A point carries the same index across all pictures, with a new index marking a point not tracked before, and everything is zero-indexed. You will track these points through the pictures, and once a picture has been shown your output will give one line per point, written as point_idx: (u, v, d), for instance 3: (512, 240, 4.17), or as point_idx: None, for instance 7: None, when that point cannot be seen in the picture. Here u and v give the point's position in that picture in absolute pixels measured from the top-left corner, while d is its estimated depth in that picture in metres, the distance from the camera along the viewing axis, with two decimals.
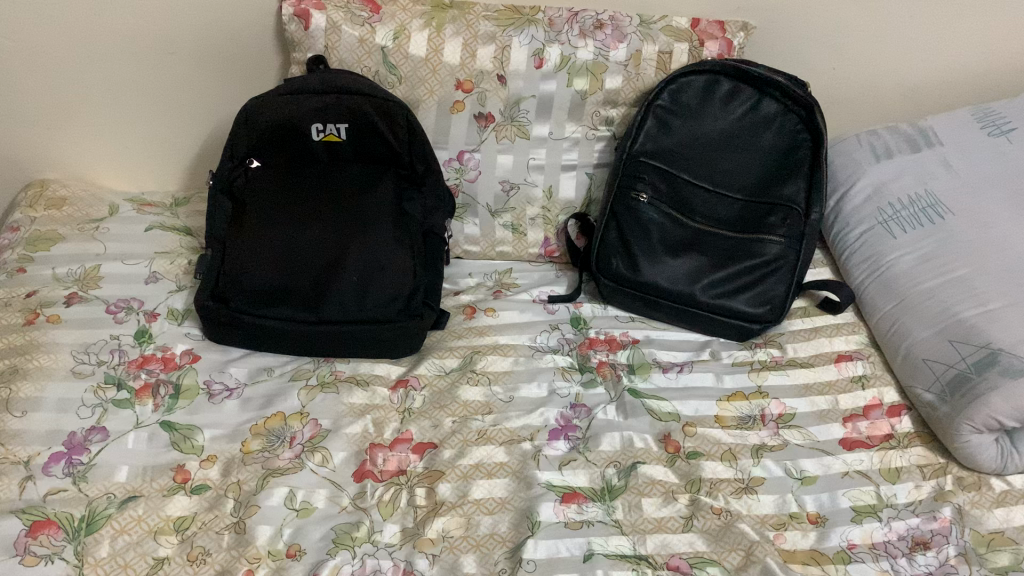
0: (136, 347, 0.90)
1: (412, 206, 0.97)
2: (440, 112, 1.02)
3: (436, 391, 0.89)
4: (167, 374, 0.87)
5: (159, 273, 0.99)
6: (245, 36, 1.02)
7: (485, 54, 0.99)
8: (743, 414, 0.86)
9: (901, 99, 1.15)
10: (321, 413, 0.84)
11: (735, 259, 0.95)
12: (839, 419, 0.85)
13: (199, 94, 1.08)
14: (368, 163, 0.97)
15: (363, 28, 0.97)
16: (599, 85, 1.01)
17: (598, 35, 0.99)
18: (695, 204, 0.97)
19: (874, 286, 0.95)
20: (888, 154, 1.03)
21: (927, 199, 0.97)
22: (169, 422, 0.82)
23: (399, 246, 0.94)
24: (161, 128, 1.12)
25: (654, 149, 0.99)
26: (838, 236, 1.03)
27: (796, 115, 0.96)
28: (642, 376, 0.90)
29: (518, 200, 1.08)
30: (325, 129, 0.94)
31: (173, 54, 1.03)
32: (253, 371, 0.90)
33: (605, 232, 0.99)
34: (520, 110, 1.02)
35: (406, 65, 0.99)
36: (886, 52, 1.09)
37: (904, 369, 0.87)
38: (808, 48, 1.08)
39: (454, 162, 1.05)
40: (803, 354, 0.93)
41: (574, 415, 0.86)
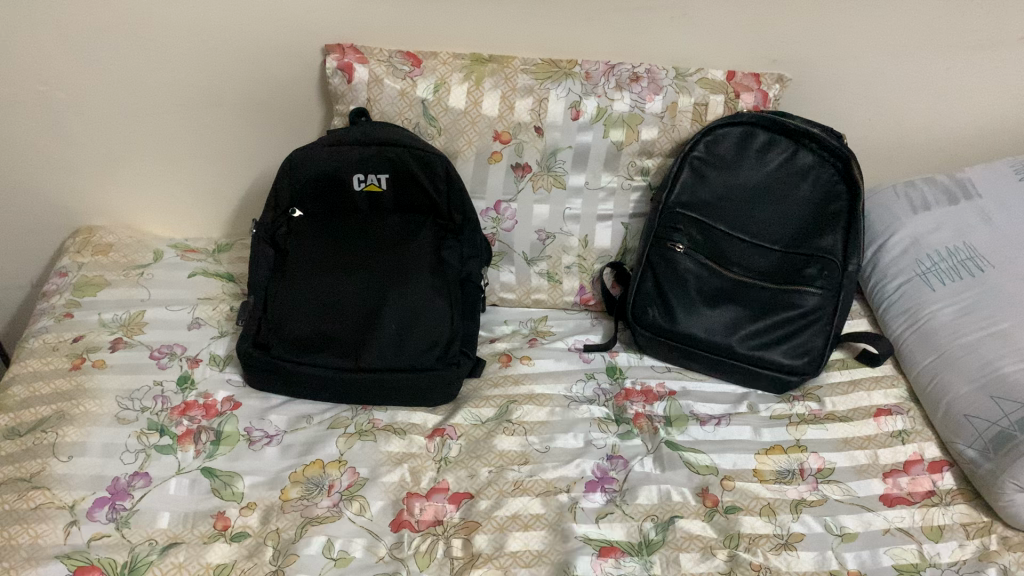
0: (178, 394, 0.91)
1: (450, 255, 0.99)
2: (479, 162, 1.04)
3: (472, 440, 0.89)
4: (209, 421, 0.88)
5: (201, 319, 1.00)
6: (290, 89, 1.05)
7: (523, 107, 1.01)
8: (782, 468, 0.85)
9: (942, 151, 1.14)
10: (359, 461, 0.85)
11: (773, 310, 0.95)
12: (879, 474, 0.83)
13: (242, 142, 1.11)
14: (409, 212, 1.01)
15: (404, 81, 1.00)
16: (635, 136, 1.02)
17: (635, 87, 1.01)
18: (732, 255, 0.97)
19: (912, 338, 0.94)
20: (925, 206, 1.04)
21: (966, 251, 0.97)
22: (210, 468, 0.83)
23: (439, 296, 0.95)
24: (207, 177, 1.15)
25: (691, 201, 1.00)
26: (875, 289, 1.03)
27: (833, 166, 0.97)
28: (679, 429, 0.89)
29: (554, 248, 1.08)
30: (366, 179, 0.98)
31: (220, 106, 1.07)
32: (293, 419, 0.90)
33: (641, 283, 0.99)
34: (556, 160, 1.04)
35: (446, 116, 1.01)
36: (922, 103, 1.09)
37: (945, 426, 0.85)
38: (844, 100, 1.08)
39: (491, 212, 1.06)
40: (842, 408, 0.91)
41: (611, 467, 0.86)
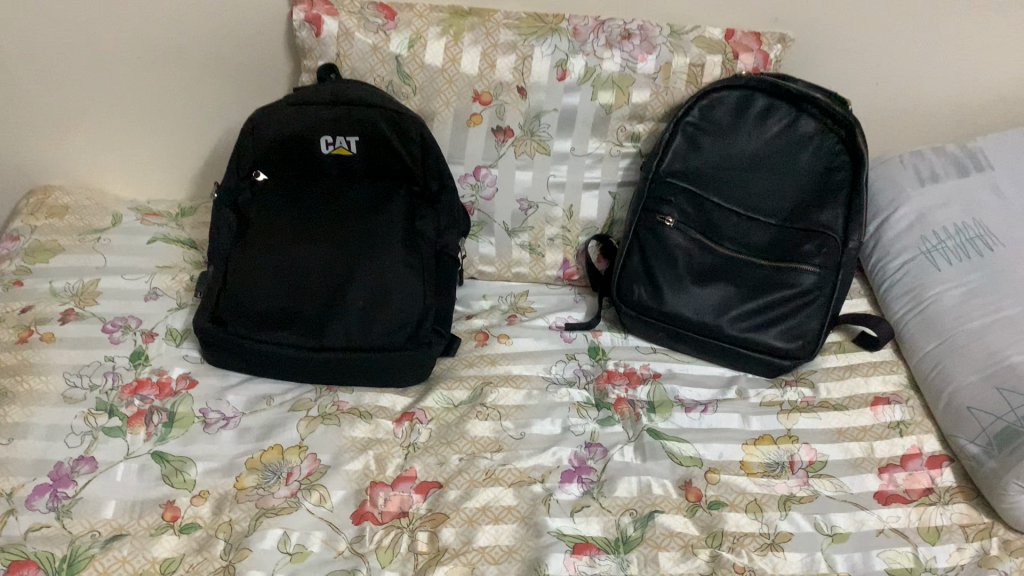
0: (131, 370, 0.85)
1: (424, 225, 0.93)
2: (457, 125, 0.97)
3: (443, 425, 0.83)
4: (162, 401, 0.83)
5: (159, 290, 0.94)
6: (255, 43, 0.98)
7: (505, 65, 0.94)
8: (771, 460, 0.80)
9: (953, 120, 1.07)
10: (320, 446, 0.79)
11: (767, 290, 0.89)
12: (874, 469, 0.78)
13: (206, 99, 1.04)
14: (381, 178, 0.94)
15: (377, 36, 0.93)
16: (625, 99, 0.96)
17: (626, 45, 0.94)
18: (724, 229, 0.91)
19: (915, 321, 0.88)
20: (933, 178, 0.97)
21: (975, 228, 0.91)
22: (161, 453, 0.78)
23: (410, 271, 0.89)
24: (170, 136, 1.08)
25: (684, 170, 0.93)
26: (876, 267, 0.97)
27: (835, 134, 0.91)
28: (663, 415, 0.84)
29: (537, 218, 1.01)
30: (335, 141, 0.91)
31: (180, 61, 0.99)
32: (252, 400, 0.84)
33: (627, 258, 0.93)
34: (540, 124, 0.97)
35: (422, 74, 0.94)
36: (935, 68, 1.01)
37: (946, 419, 0.80)
38: (851, 62, 1.01)
39: (470, 178, 0.99)
40: (837, 396, 0.85)
41: (589, 456, 0.80)
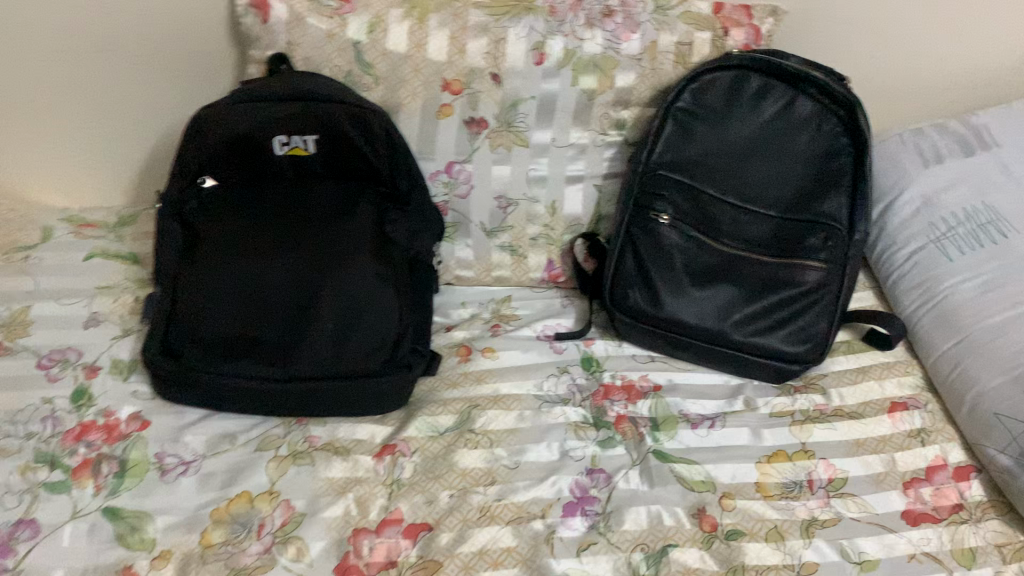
0: (72, 413, 0.76)
1: (395, 229, 0.84)
2: (426, 117, 0.87)
3: (428, 457, 0.75)
4: (111, 447, 0.73)
5: (100, 315, 0.84)
6: (194, 31, 0.88)
7: (476, 49, 0.85)
8: (788, 480, 0.73)
9: (951, 94, 1.01)
10: (294, 492, 0.71)
11: (770, 290, 0.82)
12: (898, 485, 0.73)
13: (142, 95, 0.93)
14: (343, 179, 0.85)
15: (332, 21, 0.83)
16: (609, 84, 0.87)
17: (608, 23, 0.86)
18: (723, 223, 0.83)
19: (928, 317, 0.83)
20: (937, 159, 0.91)
21: (986, 212, 0.85)
22: (114, 509, 0.69)
23: (382, 285, 0.80)
24: (103, 137, 0.97)
25: (677, 160, 0.86)
26: (883, 257, 0.90)
27: (835, 115, 0.84)
28: (668, 434, 0.77)
29: (518, 216, 0.93)
30: (290, 141, 0.81)
31: (109, 53, 0.89)
32: (214, 440, 0.75)
33: (620, 260, 0.86)
34: (517, 114, 0.88)
35: (384, 62, 0.85)
36: (935, 38, 0.95)
37: (971, 425, 0.75)
38: (846, 35, 0.94)
39: (442, 175, 0.90)
40: (851, 402, 0.80)
41: (591, 484, 0.73)
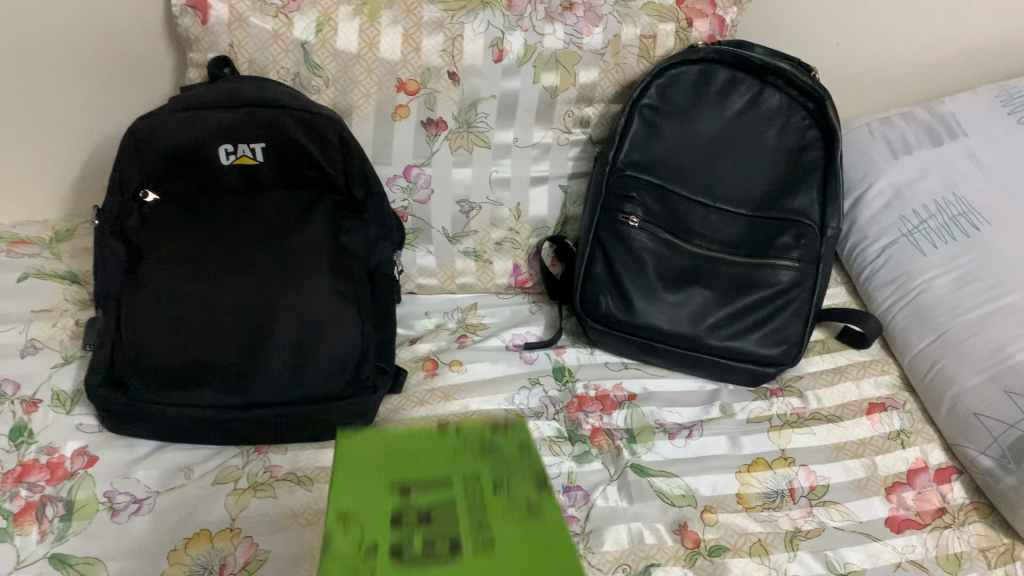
0: (12, 453, 0.70)
1: (352, 240, 0.80)
2: (380, 120, 0.83)
3: None
4: (56, 488, 0.68)
5: (38, 342, 0.79)
6: (127, 33, 0.82)
7: (432, 47, 0.80)
8: (769, 490, 0.71)
9: (914, 81, 1.00)
10: (256, 527, 0.67)
11: (743, 291, 0.80)
12: (881, 490, 0.71)
13: (73, 102, 0.87)
14: (295, 188, 0.79)
15: (277, 20, 0.77)
16: (571, 80, 0.84)
17: (569, 17, 0.82)
18: (693, 224, 0.81)
19: (904, 314, 0.82)
20: (906, 149, 0.90)
21: (957, 204, 0.84)
22: (61, 556, 0.64)
23: (342, 300, 0.76)
24: (33, 149, 0.90)
25: (645, 160, 0.83)
26: (854, 252, 0.90)
27: (803, 107, 0.82)
28: (645, 445, 0.75)
29: (481, 221, 0.90)
30: (236, 150, 0.76)
31: (35, 58, 0.82)
32: (168, 474, 0.71)
33: (590, 265, 0.83)
34: (477, 113, 0.84)
35: (334, 63, 0.80)
36: (898, 25, 0.93)
37: (951, 426, 0.74)
38: (811, 23, 0.92)
39: (399, 179, 0.86)
40: (828, 404, 0.78)
41: (569, 502, 0.70)
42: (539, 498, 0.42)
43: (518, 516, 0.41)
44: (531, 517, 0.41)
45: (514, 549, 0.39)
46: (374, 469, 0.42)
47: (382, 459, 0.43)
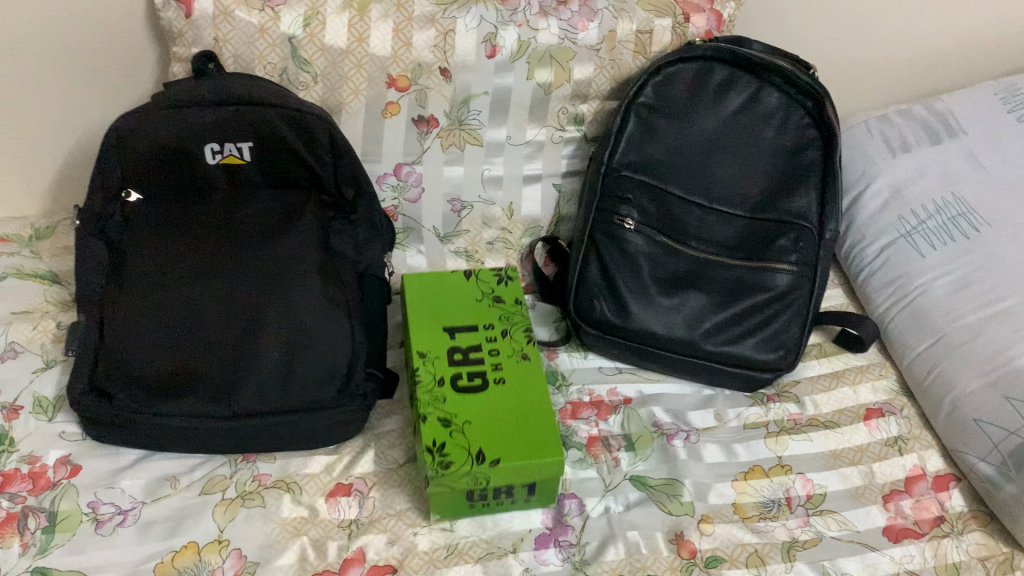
0: None
1: (341, 241, 0.78)
2: (370, 117, 0.81)
3: (388, 491, 0.71)
4: (38, 499, 0.67)
5: (18, 346, 0.77)
6: (107, 25, 0.79)
7: (423, 42, 0.78)
8: (766, 499, 0.70)
9: (912, 75, 0.98)
10: (245, 538, 0.66)
11: (740, 295, 0.79)
12: (878, 498, 0.70)
13: (51, 96, 0.84)
14: (283, 188, 0.78)
15: (263, 14, 0.75)
16: (566, 76, 0.82)
17: (564, 12, 0.79)
18: (690, 226, 0.80)
19: (902, 317, 0.81)
20: (904, 147, 0.89)
21: (956, 204, 0.83)
22: (44, 570, 0.62)
23: (331, 306, 0.74)
24: (10, 144, 0.88)
25: (640, 160, 0.81)
26: (852, 253, 0.88)
27: (802, 107, 0.80)
28: (642, 454, 0.74)
29: (472, 220, 0.89)
30: (222, 149, 0.74)
31: (10, 51, 0.79)
32: (153, 483, 0.69)
33: (584, 266, 0.81)
34: (469, 110, 0.82)
35: (323, 58, 0.77)
36: (898, 19, 0.91)
37: (949, 432, 0.73)
38: (812, 16, 0.90)
39: (390, 178, 0.85)
40: (826, 410, 0.78)
41: (564, 512, 0.69)
42: (526, 347, 0.75)
43: (516, 359, 0.74)
44: (523, 358, 0.74)
45: (514, 381, 0.72)
46: (431, 324, 0.76)
47: (434, 325, 0.76)
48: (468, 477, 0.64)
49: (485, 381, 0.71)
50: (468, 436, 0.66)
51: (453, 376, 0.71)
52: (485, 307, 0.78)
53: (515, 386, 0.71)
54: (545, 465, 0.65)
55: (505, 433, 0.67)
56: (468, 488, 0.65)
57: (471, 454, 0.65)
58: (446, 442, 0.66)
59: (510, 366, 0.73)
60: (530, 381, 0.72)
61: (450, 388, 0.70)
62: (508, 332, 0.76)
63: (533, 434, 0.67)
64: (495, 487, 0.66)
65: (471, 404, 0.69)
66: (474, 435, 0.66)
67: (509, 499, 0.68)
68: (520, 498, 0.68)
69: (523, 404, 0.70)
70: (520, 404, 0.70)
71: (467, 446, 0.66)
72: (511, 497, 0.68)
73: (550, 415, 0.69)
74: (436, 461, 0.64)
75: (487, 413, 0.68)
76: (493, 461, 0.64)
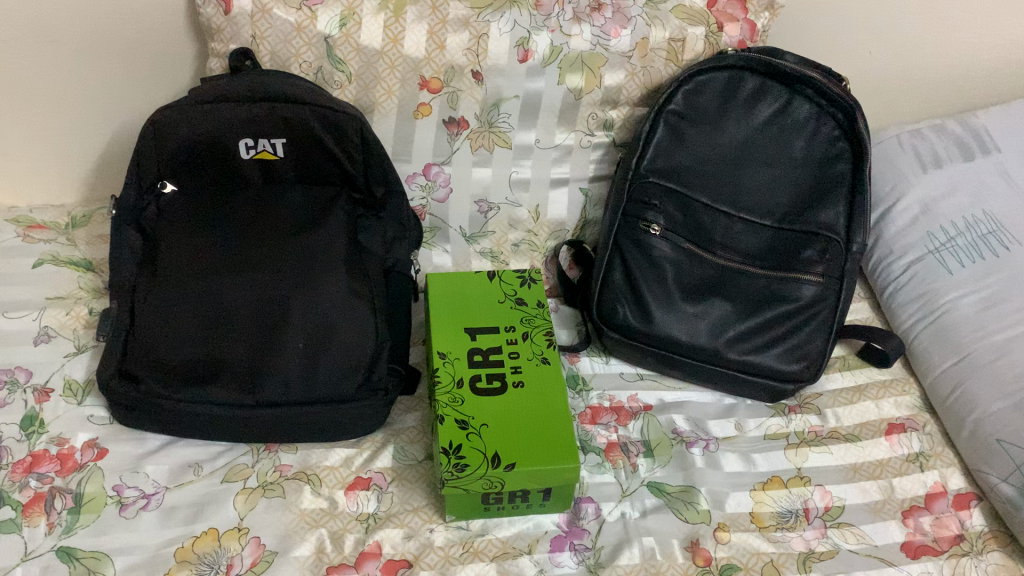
0: (22, 442, 0.70)
1: (369, 238, 0.79)
2: (402, 117, 0.82)
3: (407, 486, 0.71)
4: (65, 480, 0.68)
5: (51, 330, 0.79)
6: (148, 21, 0.81)
7: (456, 45, 0.79)
8: (783, 509, 0.70)
9: (946, 91, 0.98)
10: (264, 527, 0.66)
11: (764, 305, 0.79)
12: (898, 514, 0.70)
13: (93, 88, 0.86)
14: (314, 185, 0.79)
15: (301, 12, 0.76)
16: (596, 82, 0.82)
17: (597, 18, 0.80)
18: (716, 234, 0.80)
19: (927, 333, 0.80)
20: (936, 163, 0.88)
21: (986, 222, 0.83)
22: (69, 550, 0.63)
23: (356, 300, 0.75)
24: (52, 133, 0.90)
25: (667, 167, 0.81)
26: (878, 267, 0.88)
27: (833, 118, 0.79)
28: (662, 461, 0.74)
29: (498, 221, 0.90)
30: (256, 145, 0.75)
31: (55, 43, 0.81)
32: (177, 470, 0.70)
33: (608, 271, 0.82)
34: (499, 114, 0.83)
35: (357, 58, 0.78)
36: (934, 34, 0.91)
37: (971, 451, 0.72)
38: (846, 29, 0.89)
39: (420, 177, 0.86)
40: (847, 423, 0.77)
41: (580, 515, 0.70)
42: (546, 350, 0.76)
43: (535, 363, 0.74)
44: (543, 361, 0.74)
45: (534, 386, 0.72)
46: (452, 325, 0.76)
47: (454, 327, 0.76)
48: (482, 480, 0.64)
49: (504, 385, 0.72)
50: (484, 439, 0.67)
51: (471, 377, 0.72)
52: (507, 309, 0.79)
53: (533, 389, 0.72)
54: (560, 470, 0.65)
55: (523, 438, 0.67)
56: (484, 491, 0.65)
57: (487, 457, 0.65)
58: (462, 445, 0.66)
59: (529, 371, 0.73)
60: (548, 386, 0.72)
61: (469, 390, 0.71)
62: (529, 335, 0.77)
63: (550, 439, 0.67)
64: (510, 490, 0.66)
65: (488, 407, 0.70)
66: (491, 438, 0.67)
67: (525, 503, 0.68)
68: (535, 500, 0.68)
69: (543, 408, 0.70)
70: (540, 408, 0.70)
71: (483, 449, 0.66)
72: (527, 502, 0.68)
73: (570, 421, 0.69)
74: (452, 463, 0.64)
75: (505, 417, 0.69)
76: (508, 466, 0.64)
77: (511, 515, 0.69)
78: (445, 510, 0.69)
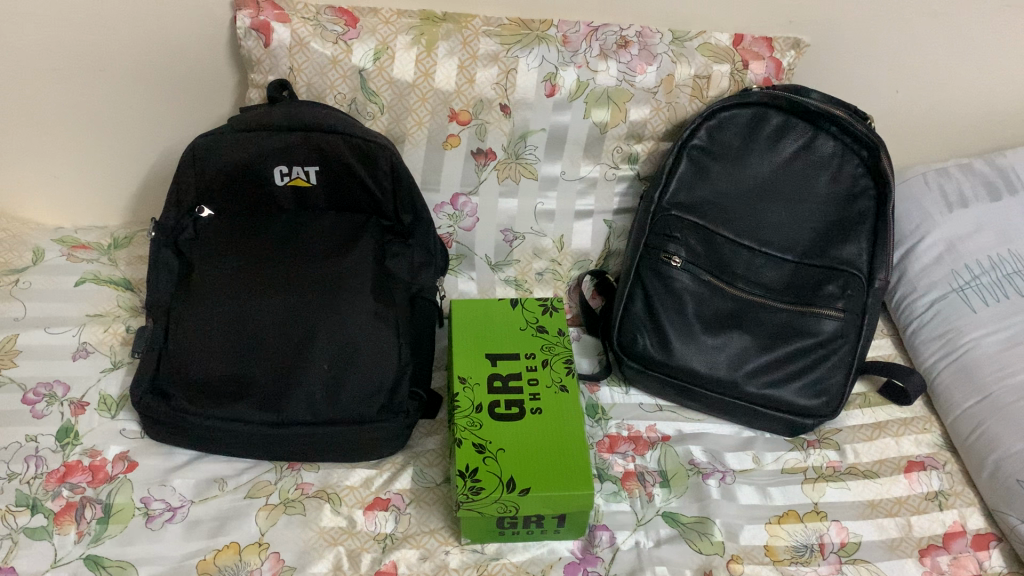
0: (57, 453, 0.73)
1: (398, 264, 0.81)
2: (431, 148, 0.85)
3: (424, 508, 0.73)
4: (96, 490, 0.71)
5: (90, 346, 0.82)
6: (193, 53, 0.84)
7: (486, 79, 0.81)
8: (798, 543, 0.70)
9: (972, 130, 0.98)
10: (283, 544, 0.68)
11: (785, 339, 0.79)
12: (914, 552, 0.69)
13: (137, 115, 0.90)
14: (344, 212, 0.82)
15: (337, 47, 0.79)
16: (622, 117, 0.84)
17: (623, 55, 0.82)
18: (737, 266, 0.80)
19: (950, 372, 0.80)
20: (962, 202, 0.88)
21: (1011, 262, 0.84)
22: (96, 558, 0.66)
23: (381, 324, 0.77)
24: (99, 157, 0.94)
25: (691, 200, 0.82)
26: (902, 305, 0.88)
27: (856, 155, 0.81)
28: (678, 491, 0.74)
29: (523, 251, 0.92)
30: (290, 172, 0.78)
31: (104, 72, 0.85)
32: (202, 485, 0.72)
33: (629, 302, 0.83)
34: (526, 145, 0.85)
35: (390, 91, 0.81)
36: (960, 76, 0.91)
37: (991, 492, 0.72)
38: (872, 68, 0.90)
39: (447, 207, 0.89)
40: (866, 460, 0.77)
41: (594, 542, 0.70)
42: (565, 378, 0.77)
43: (554, 391, 0.75)
44: (561, 389, 0.75)
45: (551, 415, 0.73)
46: (474, 350, 0.78)
47: (476, 353, 0.78)
48: (497, 504, 0.65)
49: (522, 412, 0.73)
50: (500, 464, 0.68)
51: (491, 403, 0.73)
52: (528, 336, 0.80)
53: (551, 416, 0.73)
54: (572, 497, 0.66)
55: (538, 464, 0.68)
56: (499, 515, 0.66)
57: (502, 482, 0.66)
58: (478, 469, 0.67)
59: (547, 398, 0.75)
60: (566, 414, 0.73)
61: (487, 415, 0.72)
62: (549, 362, 0.78)
63: (564, 465, 0.68)
64: (524, 515, 0.67)
65: (505, 432, 0.71)
66: (508, 464, 0.68)
67: (540, 528, 0.69)
68: (549, 526, 0.69)
69: (561, 434, 0.71)
70: (557, 435, 0.71)
71: (499, 474, 0.67)
72: (541, 527, 0.69)
73: (587, 448, 0.70)
74: (467, 486, 0.65)
75: (522, 443, 0.70)
76: (522, 490, 0.65)
77: (525, 539, 0.70)
78: (460, 533, 0.70)
